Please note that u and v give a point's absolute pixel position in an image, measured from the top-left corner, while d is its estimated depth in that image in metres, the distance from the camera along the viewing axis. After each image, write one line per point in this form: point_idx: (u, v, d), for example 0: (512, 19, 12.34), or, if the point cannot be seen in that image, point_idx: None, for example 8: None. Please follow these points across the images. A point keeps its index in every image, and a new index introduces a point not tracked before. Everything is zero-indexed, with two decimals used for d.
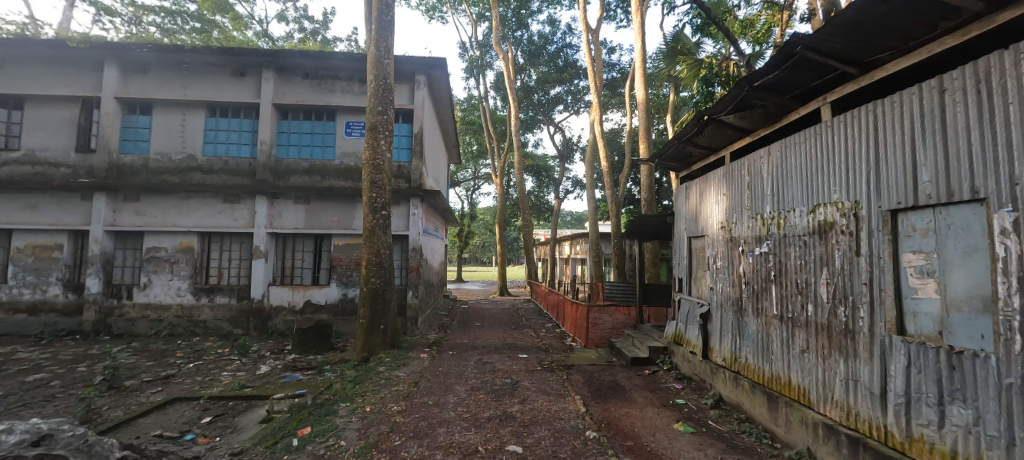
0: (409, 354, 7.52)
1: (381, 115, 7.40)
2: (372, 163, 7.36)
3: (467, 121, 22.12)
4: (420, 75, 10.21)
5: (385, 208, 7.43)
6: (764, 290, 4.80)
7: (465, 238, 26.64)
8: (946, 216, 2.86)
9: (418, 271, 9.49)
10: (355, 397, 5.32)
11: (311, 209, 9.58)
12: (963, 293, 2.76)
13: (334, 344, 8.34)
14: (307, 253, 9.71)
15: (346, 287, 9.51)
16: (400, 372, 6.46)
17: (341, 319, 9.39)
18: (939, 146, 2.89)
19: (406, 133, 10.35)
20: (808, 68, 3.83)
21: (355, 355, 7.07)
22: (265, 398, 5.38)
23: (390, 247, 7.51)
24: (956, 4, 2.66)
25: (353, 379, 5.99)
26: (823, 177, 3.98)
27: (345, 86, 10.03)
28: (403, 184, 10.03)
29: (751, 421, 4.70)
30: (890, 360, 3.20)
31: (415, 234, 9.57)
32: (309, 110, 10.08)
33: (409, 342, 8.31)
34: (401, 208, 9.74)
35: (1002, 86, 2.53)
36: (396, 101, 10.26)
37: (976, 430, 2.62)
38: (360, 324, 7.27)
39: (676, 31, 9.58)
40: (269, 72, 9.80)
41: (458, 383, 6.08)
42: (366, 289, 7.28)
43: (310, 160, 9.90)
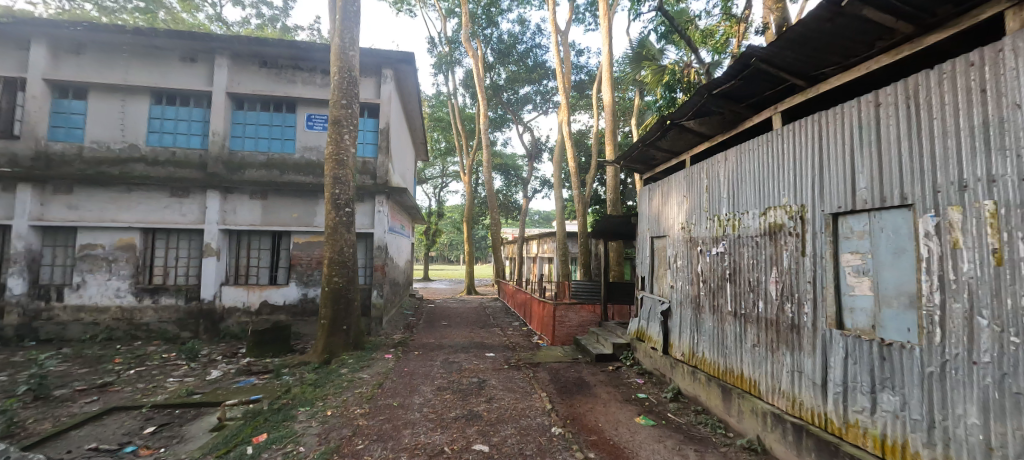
0: (373, 355, 7.39)
1: (345, 109, 7.22)
2: (335, 157, 7.17)
3: (435, 118, 21.90)
4: (387, 69, 10.03)
5: (349, 205, 7.26)
6: (719, 288, 5.04)
7: (431, 237, 26.36)
8: (879, 220, 3.13)
9: (383, 270, 9.33)
10: (316, 401, 5.18)
11: (268, 204, 9.19)
12: (893, 290, 3.02)
13: (293, 346, 8.08)
14: (264, 251, 9.34)
15: (307, 287, 9.21)
16: (363, 373, 6.34)
17: (300, 320, 9.09)
18: (874, 155, 3.15)
19: (372, 128, 10.15)
20: (761, 79, 4.05)
21: (316, 357, 6.87)
22: (216, 405, 5.14)
23: (353, 246, 7.34)
24: (890, 25, 2.90)
25: (313, 382, 5.82)
26: (773, 182, 4.24)
27: (307, 78, 9.71)
28: (369, 180, 9.84)
29: (706, 412, 4.95)
30: (830, 353, 3.45)
31: (381, 231, 9.42)
32: (267, 101, 9.68)
33: (373, 342, 8.16)
34: (367, 205, 9.55)
35: (927, 102, 2.78)
36: (361, 95, 10.03)
37: (902, 415, 2.87)
38: (321, 325, 7.08)
39: (641, 37, 9.88)
40: (222, 58, 9.34)
41: (424, 383, 6.03)
42: (327, 288, 7.08)
43: (267, 153, 9.51)
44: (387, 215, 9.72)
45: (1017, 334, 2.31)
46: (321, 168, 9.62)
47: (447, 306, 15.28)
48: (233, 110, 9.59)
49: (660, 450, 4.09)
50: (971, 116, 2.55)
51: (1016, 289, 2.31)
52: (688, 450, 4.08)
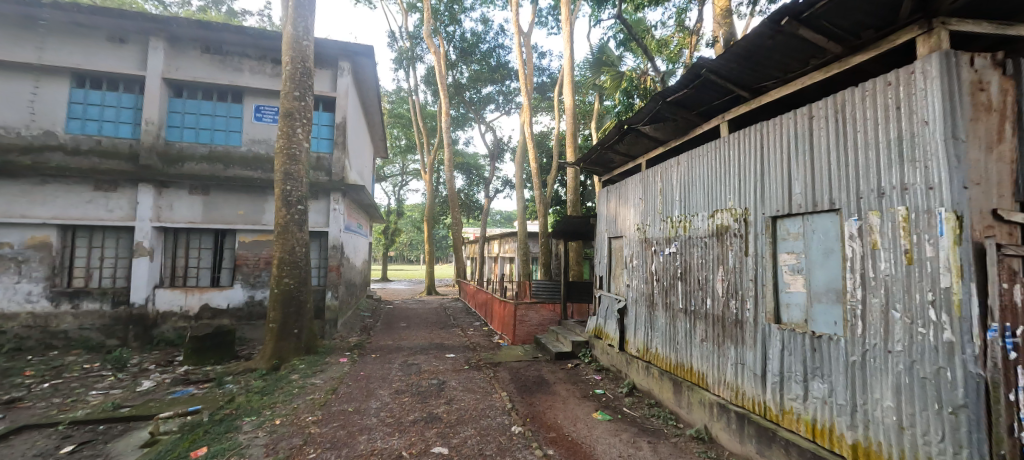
0: (327, 359, 7.16)
1: (298, 101, 6.95)
2: (286, 152, 6.88)
3: (395, 115, 21.44)
4: (344, 61, 9.75)
5: (301, 203, 7.00)
6: (671, 287, 5.30)
7: (390, 236, 25.75)
8: (811, 223, 3.42)
9: (338, 271, 9.04)
10: (263, 410, 4.96)
11: (210, 200, 8.71)
12: (823, 287, 3.31)
13: (237, 352, 7.67)
14: (205, 251, 8.83)
15: (254, 289, 8.81)
16: (316, 379, 6.13)
17: (246, 324, 8.66)
18: (808, 163, 3.43)
19: (327, 123, 9.83)
20: (710, 88, 4.31)
21: (263, 363, 6.56)
22: (147, 419, 4.80)
23: (306, 245, 7.08)
24: (821, 43, 3.17)
25: (259, 390, 5.55)
26: (720, 186, 4.51)
27: (257, 67, 9.27)
28: (324, 177, 9.50)
29: (659, 405, 5.19)
30: (769, 345, 3.72)
31: (336, 230, 9.14)
32: (209, 90, 9.13)
33: (327, 346, 7.90)
34: (321, 202, 9.25)
35: (852, 116, 3.07)
36: (317, 88, 9.69)
37: (829, 401, 3.15)
38: (269, 329, 6.77)
39: (601, 43, 10.17)
40: (158, 41, 8.72)
41: (381, 387, 5.92)
42: (277, 290, 6.77)
43: (210, 145, 8.99)
44: (343, 213, 9.45)
45: (922, 325, 2.60)
46: (270, 162, 9.20)
47: (405, 307, 15.00)
48: (170, 97, 8.98)
49: (616, 443, 4.24)
50: (887, 131, 2.83)
51: (922, 285, 2.60)
52: (642, 442, 4.26)
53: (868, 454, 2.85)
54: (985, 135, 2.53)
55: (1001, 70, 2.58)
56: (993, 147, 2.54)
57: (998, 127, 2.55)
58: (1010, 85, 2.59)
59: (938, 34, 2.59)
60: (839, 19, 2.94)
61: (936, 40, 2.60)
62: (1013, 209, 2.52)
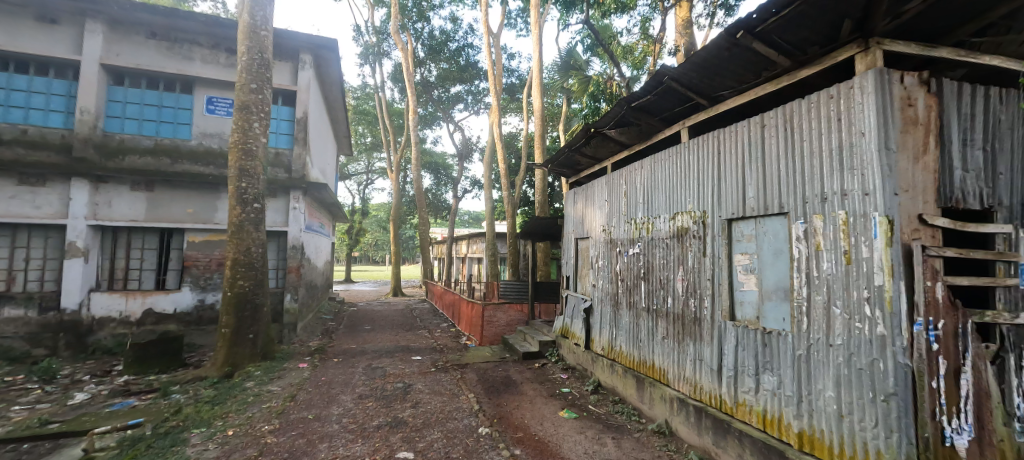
0: (285, 365, 6.91)
1: (254, 94, 6.69)
2: (241, 147, 6.59)
3: (360, 111, 20.91)
4: (307, 54, 9.45)
5: (258, 201, 6.72)
6: (635, 286, 5.46)
7: (354, 236, 25.08)
8: (763, 226, 3.63)
9: (298, 272, 8.75)
10: (214, 420, 4.72)
11: (154, 198, 8.22)
12: (773, 286, 3.53)
13: (186, 360, 7.25)
14: (150, 251, 8.33)
15: (204, 292, 8.40)
16: (273, 386, 5.90)
17: (195, 329, 8.22)
18: (760, 169, 3.64)
19: (287, 118, 9.48)
20: (672, 95, 4.48)
21: (214, 371, 6.24)
22: (81, 434, 4.44)
23: (262, 245, 6.80)
24: (772, 57, 3.38)
25: (210, 400, 5.28)
26: (681, 190, 4.70)
27: (209, 56, 8.83)
28: (283, 174, 9.16)
29: (623, 401, 5.34)
30: (724, 341, 3.92)
31: (296, 230, 8.83)
32: (155, 79, 8.62)
33: (285, 351, 7.62)
34: (280, 201, 8.93)
35: (800, 125, 3.28)
36: (277, 81, 9.35)
37: (778, 392, 3.35)
38: (221, 334, 6.45)
39: (570, 47, 10.36)
40: (96, 23, 8.15)
41: (344, 392, 5.78)
42: (230, 293, 6.47)
43: (155, 138, 8.47)
44: (303, 212, 9.15)
45: (859, 320, 2.81)
46: (223, 157, 8.78)
47: (370, 308, 14.66)
48: (109, 85, 8.40)
49: (582, 441, 4.34)
50: (829, 140, 3.06)
51: (859, 283, 2.83)
52: (607, 438, 4.38)
53: (812, 441, 3.05)
54: (913, 146, 2.77)
55: (927, 88, 2.84)
56: (919, 158, 2.78)
57: (924, 139, 2.80)
58: (934, 102, 2.85)
59: (873, 53, 2.82)
60: (787, 35, 3.14)
61: (871, 58, 2.83)
62: (936, 214, 2.77)
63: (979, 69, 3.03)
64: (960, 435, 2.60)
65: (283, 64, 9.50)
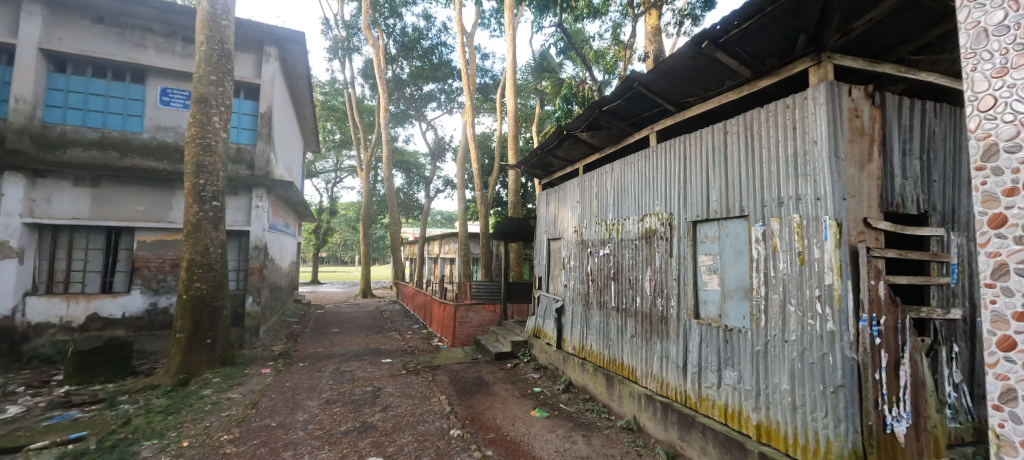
0: (247, 371, 6.66)
1: (214, 86, 6.43)
2: (199, 141, 6.32)
3: (328, 107, 20.42)
4: (271, 47, 9.15)
5: (217, 199, 6.45)
6: (606, 286, 5.58)
7: (322, 235, 24.34)
8: (726, 228, 3.80)
9: (261, 273, 8.46)
10: (168, 431, 4.49)
11: (101, 194, 7.77)
12: (734, 285, 3.69)
13: (136, 367, 6.86)
14: (95, 252, 7.86)
15: (157, 295, 8.00)
16: (233, 393, 5.66)
17: (146, 335, 7.80)
18: (722, 174, 3.81)
19: (249, 112, 9.14)
20: (641, 100, 4.62)
21: (168, 379, 5.92)
22: (15, 451, 4.08)
23: (222, 245, 6.53)
24: (734, 67, 3.55)
25: (162, 410, 5.00)
26: (650, 193, 4.84)
27: (164, 45, 8.44)
28: (245, 171, 8.85)
29: (593, 399, 5.46)
30: (689, 338, 4.07)
31: (259, 230, 8.54)
32: (102, 66, 8.14)
33: (247, 356, 7.34)
34: (241, 199, 8.61)
35: (759, 132, 3.45)
36: (239, 73, 9.01)
37: (739, 386, 3.51)
38: (176, 339, 6.13)
39: (543, 50, 10.46)
40: (35, 5, 7.69)
41: (309, 398, 5.63)
42: (185, 296, 6.17)
43: (102, 130, 8.01)
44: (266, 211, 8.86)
45: (812, 317, 2.99)
46: (179, 152, 8.38)
47: (338, 311, 14.31)
48: (50, 72, 7.87)
49: (553, 439, 4.41)
50: (784, 148, 3.24)
51: (811, 282, 3.00)
52: (577, 436, 4.46)
53: (769, 432, 3.22)
54: (859, 155, 2.97)
55: (872, 101, 3.05)
56: (865, 166, 2.99)
57: (869, 149, 3.01)
58: (878, 114, 3.07)
59: (825, 66, 3.00)
60: (748, 46, 3.30)
61: (824, 71, 3.01)
62: (879, 218, 2.99)
63: (917, 84, 3.29)
64: (899, 422, 2.82)
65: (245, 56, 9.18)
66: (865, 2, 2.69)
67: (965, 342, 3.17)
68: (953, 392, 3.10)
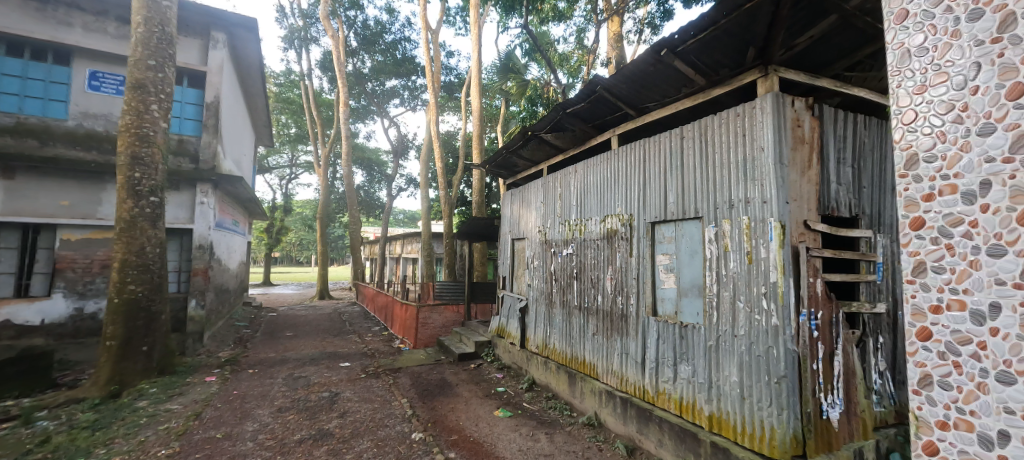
0: (189, 380, 6.26)
1: (153, 72, 6.03)
2: (135, 131, 5.87)
3: (283, 100, 19.59)
4: (220, 32, 8.72)
5: (155, 194, 6.03)
6: (568, 285, 5.69)
7: (275, 234, 23.20)
8: (682, 229, 3.98)
9: (205, 275, 8.01)
10: (97, 448, 4.12)
11: (16, 188, 7.09)
12: (689, 283, 3.88)
13: (56, 379, 6.28)
14: (7, 252, 7.13)
15: (83, 299, 7.40)
16: (172, 404, 5.29)
17: (70, 343, 7.17)
18: (679, 177, 3.98)
19: (194, 101, 8.60)
20: (604, 104, 4.75)
21: (96, 391, 5.41)
22: None
23: (160, 244, 6.10)
24: (690, 75, 3.72)
25: (89, 425, 4.57)
26: (611, 194, 4.98)
27: (93, 24, 7.82)
28: (188, 164, 8.28)
29: (556, 397, 5.55)
30: (648, 334, 4.23)
31: (203, 228, 8.11)
32: (18, 45, 7.44)
33: (189, 364, 6.90)
34: (184, 195, 8.13)
35: (713, 138, 3.64)
36: (181, 59, 8.50)
37: (693, 380, 3.69)
38: (105, 347, 5.62)
39: (509, 50, 10.51)
40: None
41: (260, 406, 5.38)
42: (117, 300, 5.68)
43: (19, 114, 7.32)
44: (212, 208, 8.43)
45: (759, 312, 3.18)
46: (110, 142, 7.75)
47: (293, 313, 13.71)
48: None
49: (516, 438, 4.45)
50: (735, 154, 3.43)
51: (759, 280, 3.19)
52: (541, 434, 4.52)
53: (720, 422, 3.40)
54: (800, 161, 3.20)
55: (811, 112, 3.30)
56: (805, 172, 3.22)
57: (809, 156, 3.25)
58: (816, 124, 3.31)
59: (771, 78, 3.20)
60: (703, 55, 3.47)
61: (769, 83, 3.21)
62: (817, 220, 3.23)
63: (849, 99, 3.58)
64: (833, 408, 3.08)
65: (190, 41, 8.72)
66: (806, 19, 2.90)
67: (889, 334, 3.49)
68: (879, 379, 3.40)
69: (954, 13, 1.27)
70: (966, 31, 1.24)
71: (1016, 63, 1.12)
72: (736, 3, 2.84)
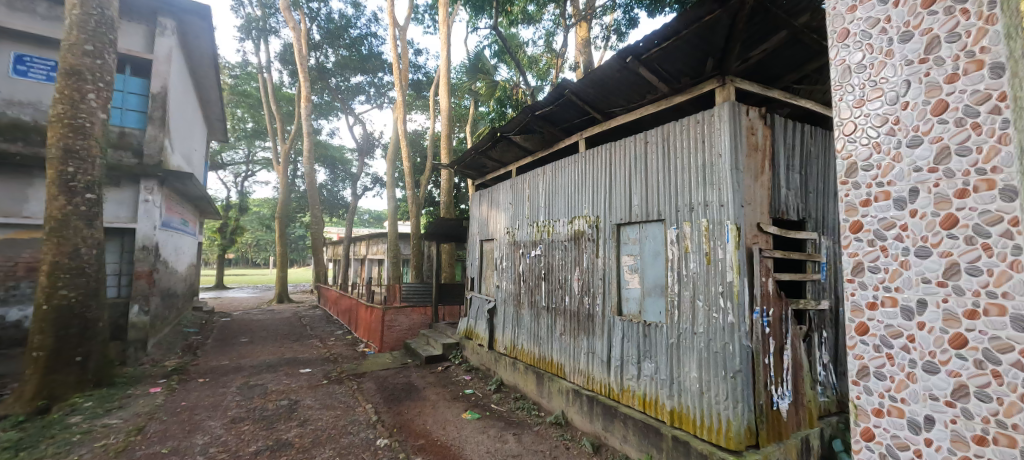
0: (130, 392, 5.88)
1: (90, 58, 5.63)
2: (68, 122, 5.45)
3: (239, 92, 18.71)
4: (168, 19, 8.30)
5: (91, 190, 5.61)
6: (536, 286, 5.75)
7: (230, 234, 22.10)
8: (646, 231, 4.11)
9: (150, 278, 7.55)
10: None
11: None
12: (652, 283, 4.01)
13: None
14: None
15: (6, 306, 6.81)
16: (111, 419, 4.94)
17: None
18: (643, 180, 4.11)
19: (137, 91, 8.10)
20: (572, 108, 4.83)
21: (21, 407, 4.97)
22: None
23: (96, 245, 5.68)
24: (654, 83, 3.84)
25: (12, 445, 4.20)
26: (579, 196, 5.07)
27: (19, 3, 7.25)
28: (131, 158, 7.73)
29: (524, 397, 5.58)
30: (613, 333, 4.33)
31: (148, 227, 7.63)
32: None
33: (131, 374, 6.47)
34: (126, 192, 7.63)
35: (675, 143, 3.78)
36: (123, 45, 7.99)
37: (656, 376, 3.81)
38: (32, 359, 5.17)
39: (478, 50, 10.49)
40: None
41: (211, 418, 5.12)
42: (45, 306, 5.23)
43: None
44: (158, 207, 7.95)
45: (716, 310, 3.33)
46: (39, 133, 7.13)
47: (249, 318, 13.11)
48: None
49: (484, 440, 4.45)
50: (695, 159, 3.57)
51: (716, 280, 3.34)
52: (509, 435, 4.54)
53: (680, 417, 3.54)
54: (754, 167, 3.38)
55: (764, 120, 3.49)
56: (758, 177, 3.40)
57: (762, 163, 3.44)
58: (769, 132, 3.51)
59: (728, 88, 3.36)
60: (665, 63, 3.60)
61: (727, 92, 3.36)
62: (769, 223, 3.42)
63: (797, 110, 3.82)
64: (782, 399, 3.29)
65: (134, 26, 8.20)
66: (760, 34, 3.08)
67: (831, 328, 3.74)
68: (823, 372, 3.64)
69: (887, 34, 1.38)
70: (898, 51, 1.35)
71: (940, 82, 1.25)
72: (697, 15, 2.97)
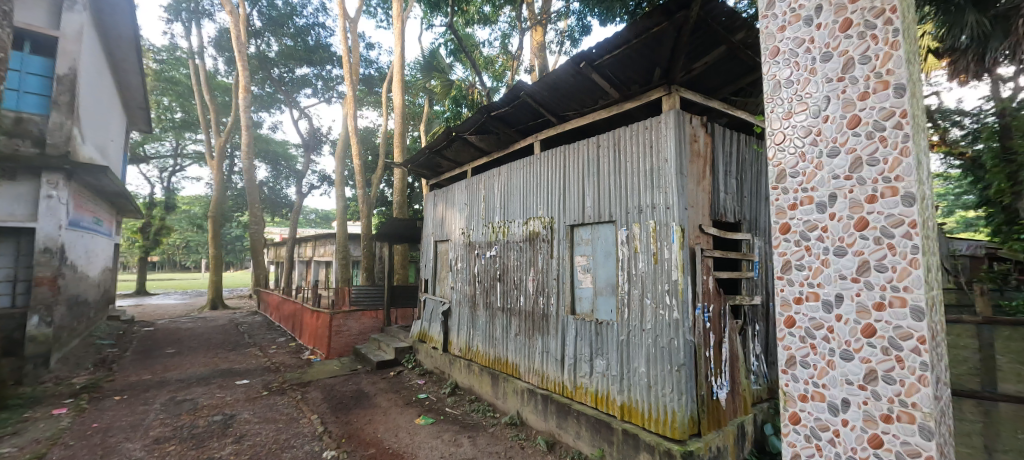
0: (28, 415, 5.23)
1: None
2: None
3: (166, 79, 17.21)
4: None
5: None
6: (491, 287, 5.76)
7: (155, 235, 20.22)
8: (598, 232, 4.24)
9: (53, 284, 6.79)
10: None
11: None
12: (604, 283, 4.14)
13: None
14: None
15: None
16: (3, 448, 4.37)
17: None
18: (595, 183, 4.25)
19: (39, 72, 7.24)
20: (526, 110, 4.89)
21: None
22: None
23: None
24: (605, 89, 3.98)
25: None
26: (534, 197, 5.14)
27: None
28: (29, 148, 6.94)
29: (478, 399, 5.57)
30: (567, 332, 4.43)
31: (53, 227, 6.88)
32: None
33: (29, 395, 5.76)
34: (22, 187, 6.79)
35: (625, 147, 3.94)
36: (18, 17, 7.07)
37: (608, 373, 3.93)
38: None
39: (432, 48, 10.36)
40: None
41: (129, 440, 4.67)
42: None
43: None
44: (64, 203, 7.17)
45: (662, 307, 3.50)
46: None
47: (177, 327, 12.05)
48: None
49: (437, 445, 4.39)
50: (643, 163, 3.73)
51: (662, 278, 3.52)
52: (463, 438, 4.52)
53: (630, 411, 3.68)
54: (696, 172, 3.60)
55: (705, 128, 3.72)
56: (699, 182, 3.62)
57: (703, 167, 3.66)
58: (709, 139, 3.75)
59: (674, 96, 3.53)
60: (617, 70, 3.73)
61: (673, 100, 3.52)
62: (709, 225, 3.65)
63: (734, 119, 4.11)
64: (721, 389, 3.52)
65: None
66: (701, 47, 3.28)
67: (763, 322, 4.06)
68: (756, 362, 3.93)
69: (812, 53, 1.52)
70: (820, 69, 1.49)
71: (854, 99, 1.40)
72: (646, 26, 3.11)
